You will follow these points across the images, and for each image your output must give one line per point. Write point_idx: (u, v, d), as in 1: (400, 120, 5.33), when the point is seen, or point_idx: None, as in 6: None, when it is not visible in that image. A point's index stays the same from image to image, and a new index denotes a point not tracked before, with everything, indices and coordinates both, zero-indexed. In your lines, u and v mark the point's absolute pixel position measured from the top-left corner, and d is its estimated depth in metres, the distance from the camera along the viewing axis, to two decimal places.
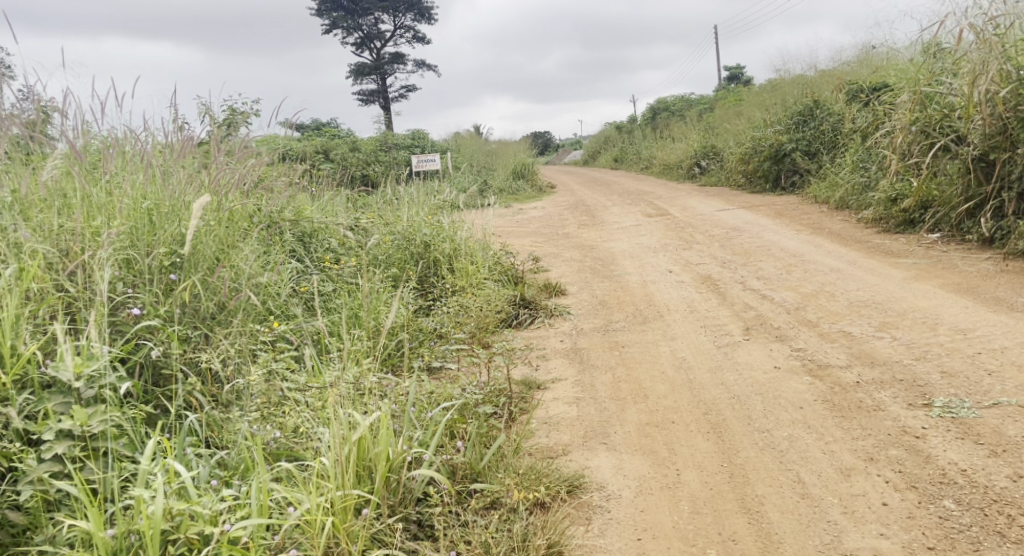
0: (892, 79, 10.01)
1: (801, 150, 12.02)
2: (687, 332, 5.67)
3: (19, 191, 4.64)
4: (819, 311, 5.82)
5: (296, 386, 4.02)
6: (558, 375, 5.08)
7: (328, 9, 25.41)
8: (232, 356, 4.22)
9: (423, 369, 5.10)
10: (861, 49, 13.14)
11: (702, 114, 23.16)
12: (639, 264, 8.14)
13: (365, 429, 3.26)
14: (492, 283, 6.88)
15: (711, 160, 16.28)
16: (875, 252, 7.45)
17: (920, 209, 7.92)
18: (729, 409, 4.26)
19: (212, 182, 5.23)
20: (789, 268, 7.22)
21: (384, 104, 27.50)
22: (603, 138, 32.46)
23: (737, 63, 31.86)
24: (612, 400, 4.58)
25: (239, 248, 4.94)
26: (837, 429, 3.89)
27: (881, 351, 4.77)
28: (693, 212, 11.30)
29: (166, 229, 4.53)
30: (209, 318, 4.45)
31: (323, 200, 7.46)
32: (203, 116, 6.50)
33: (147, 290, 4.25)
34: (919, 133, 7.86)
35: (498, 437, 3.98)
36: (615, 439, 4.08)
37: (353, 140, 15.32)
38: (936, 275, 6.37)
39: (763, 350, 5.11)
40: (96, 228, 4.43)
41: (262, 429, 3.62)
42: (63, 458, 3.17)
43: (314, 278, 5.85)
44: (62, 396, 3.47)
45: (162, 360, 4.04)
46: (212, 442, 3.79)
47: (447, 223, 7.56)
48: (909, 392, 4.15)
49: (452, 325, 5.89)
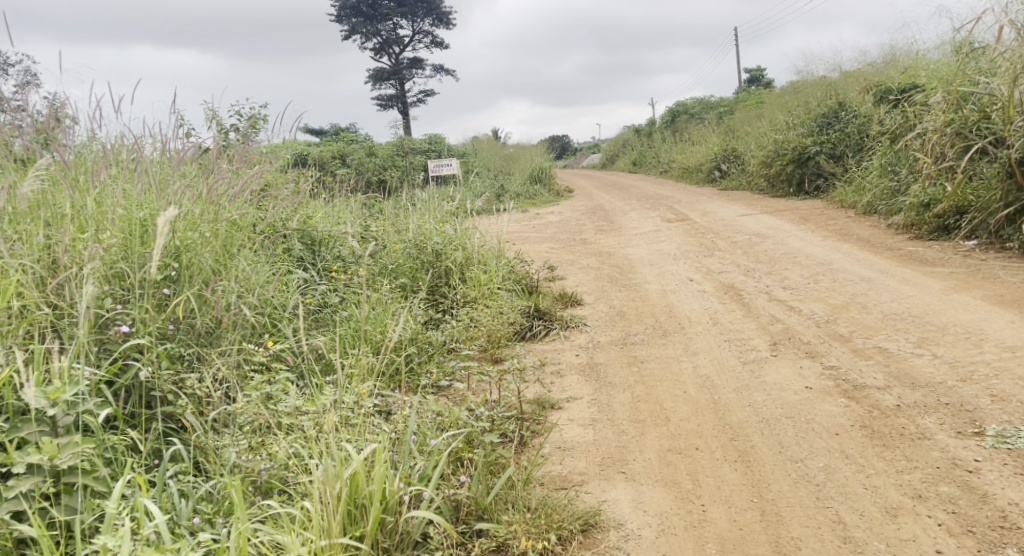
0: (923, 79, 9.63)
1: (826, 153, 11.65)
2: (711, 346, 5.35)
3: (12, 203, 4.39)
4: (851, 324, 5.47)
5: (292, 410, 3.73)
6: (574, 394, 4.77)
7: (348, 15, 25.19)
8: (228, 379, 3.92)
9: (430, 387, 4.78)
10: (887, 48, 12.75)
11: (722, 117, 22.77)
12: (659, 272, 7.82)
13: (357, 464, 2.99)
14: (505, 293, 6.56)
15: (732, 163, 15.92)
16: (909, 260, 7.09)
17: (954, 214, 7.55)
18: (758, 434, 3.93)
19: (210, 191, 4.79)
20: (817, 276, 6.88)
21: (402, 110, 27.31)
22: (621, 142, 32.10)
23: (758, 65, 31.52)
24: (631, 423, 4.26)
25: (238, 260, 4.58)
26: (879, 460, 3.56)
27: (923, 370, 4.43)
28: (715, 217, 10.96)
29: (160, 241, 4.18)
30: (205, 334, 4.13)
31: (333, 207, 7.19)
32: (210, 120, 6.25)
33: (141, 306, 3.88)
34: (954, 135, 7.56)
35: (506, 465, 3.68)
36: (634, 468, 3.77)
37: (369, 144, 15.05)
38: (977, 286, 6.01)
39: (793, 368, 4.77)
40: (81, 241, 4.08)
41: (250, 459, 3.37)
42: (28, 497, 3.01)
43: (319, 288, 5.54)
44: (35, 424, 3.20)
45: (150, 382, 3.70)
46: (199, 469, 3.55)
47: (458, 229, 7.23)
48: (956, 419, 3.81)
49: (462, 339, 5.58)
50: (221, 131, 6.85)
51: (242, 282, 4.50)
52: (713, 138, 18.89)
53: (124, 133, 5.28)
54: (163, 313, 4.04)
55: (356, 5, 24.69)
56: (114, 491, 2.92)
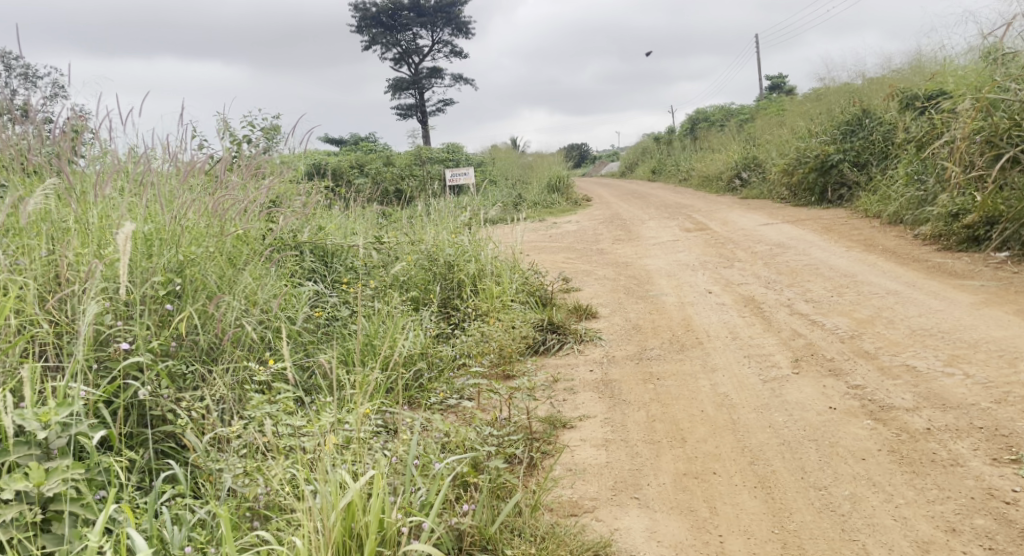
0: (950, 85, 9.42)
1: (850, 161, 11.41)
2: (730, 362, 5.15)
3: (16, 215, 4.17)
4: (877, 339, 5.27)
5: (292, 430, 3.56)
6: (586, 412, 4.59)
7: (367, 25, 25.13)
8: (226, 400, 3.74)
9: (437, 405, 4.62)
10: (913, 55, 12.49)
11: (743, 125, 22.55)
12: (677, 284, 7.63)
13: (353, 493, 2.83)
14: (519, 306, 6.39)
15: (752, 171, 15.72)
16: (936, 272, 6.86)
17: (985, 225, 7.29)
18: (779, 458, 3.73)
19: (215, 205, 4.55)
20: (840, 289, 6.68)
21: (421, 119, 27.26)
22: (640, 150, 31.89)
23: (779, 73, 31.29)
24: (646, 445, 4.07)
25: (242, 274, 4.40)
26: (908, 489, 3.36)
27: (954, 392, 4.23)
28: (734, 226, 10.75)
29: (164, 256, 4.00)
30: (208, 351, 3.95)
31: (344, 217, 7.05)
32: (221, 131, 6.11)
33: (143, 322, 3.70)
34: (984, 143, 7.46)
35: (513, 490, 3.51)
36: (648, 493, 3.58)
37: (386, 154, 14.95)
38: (1008, 301, 5.79)
39: (815, 387, 4.57)
40: (84, 254, 3.90)
41: (245, 484, 3.20)
42: (13, 526, 2.87)
43: (330, 301, 5.35)
44: (25, 448, 3.04)
45: (150, 401, 3.53)
46: (195, 491, 3.39)
47: (472, 240, 7.06)
48: (991, 444, 3.60)
49: (473, 354, 5.40)
50: (234, 142, 6.73)
51: (246, 296, 4.32)
52: (734, 146, 18.68)
53: (133, 145, 5.07)
54: (165, 329, 3.86)
55: (376, 16, 24.68)
56: (99, 522, 2.77)
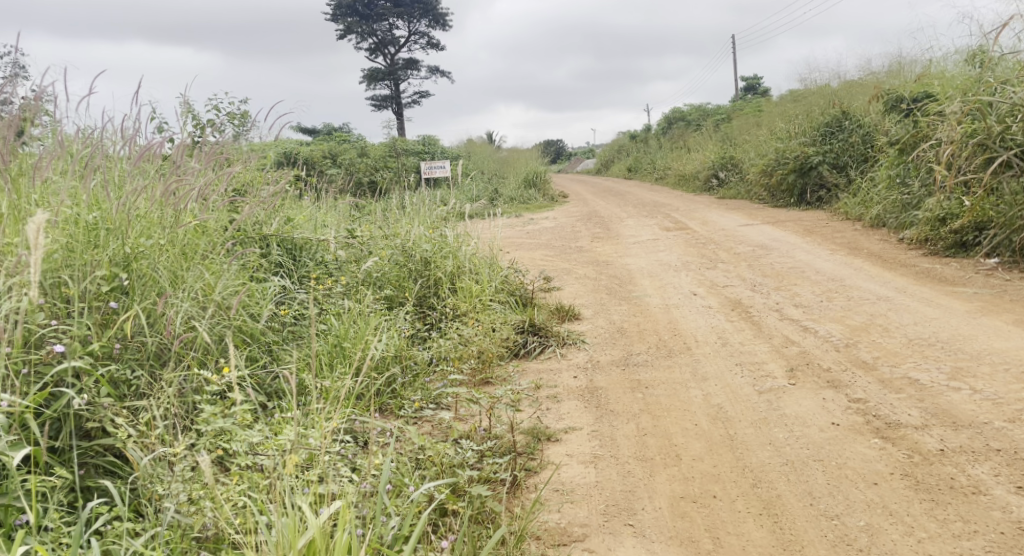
0: (936, 86, 9.18)
1: (829, 163, 11.19)
2: (722, 371, 4.85)
3: None
4: (873, 348, 5.01)
5: (247, 447, 3.20)
6: (572, 423, 4.27)
7: (343, 14, 24.60)
8: (173, 412, 3.36)
9: (412, 416, 4.29)
10: (894, 57, 12.29)
11: (719, 124, 22.37)
12: (660, 285, 7.34)
13: (316, 532, 2.51)
14: (498, 306, 6.05)
15: (729, 171, 15.51)
16: (926, 278, 6.64)
17: (974, 230, 7.07)
18: (782, 481, 3.45)
19: (167, 194, 4.13)
20: (829, 294, 6.42)
21: (395, 110, 26.81)
22: (615, 148, 31.70)
23: (756, 74, 31.31)
24: (637, 462, 3.76)
25: (197, 268, 4.00)
26: (930, 521, 3.12)
27: (963, 408, 3.98)
28: (714, 226, 10.50)
29: (109, 248, 3.61)
30: (157, 355, 3.57)
31: (314, 209, 6.66)
32: (182, 114, 5.69)
33: (82, 323, 3.32)
34: (977, 147, 7.17)
35: (497, 518, 3.21)
36: (643, 520, 3.29)
37: (360, 144, 14.48)
38: (1004, 310, 5.57)
39: (814, 400, 4.28)
40: (16, 243, 3.50)
41: (192, 513, 2.85)
42: None
43: (297, 298, 4.93)
44: None
45: (86, 412, 3.14)
46: (137, 513, 3.04)
47: (450, 236, 6.71)
48: (1013, 470, 3.36)
49: (451, 358, 5.06)
50: (197, 127, 6.32)
51: (202, 293, 3.93)
52: (710, 146, 18.49)
53: (84, 126, 4.65)
54: (108, 329, 3.47)
55: (351, 4, 24.16)
56: None
